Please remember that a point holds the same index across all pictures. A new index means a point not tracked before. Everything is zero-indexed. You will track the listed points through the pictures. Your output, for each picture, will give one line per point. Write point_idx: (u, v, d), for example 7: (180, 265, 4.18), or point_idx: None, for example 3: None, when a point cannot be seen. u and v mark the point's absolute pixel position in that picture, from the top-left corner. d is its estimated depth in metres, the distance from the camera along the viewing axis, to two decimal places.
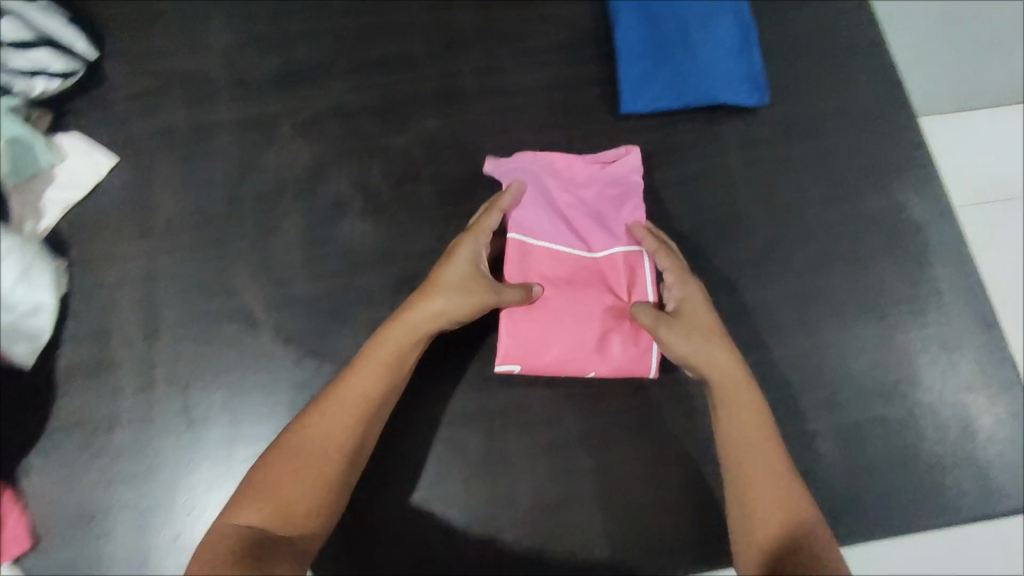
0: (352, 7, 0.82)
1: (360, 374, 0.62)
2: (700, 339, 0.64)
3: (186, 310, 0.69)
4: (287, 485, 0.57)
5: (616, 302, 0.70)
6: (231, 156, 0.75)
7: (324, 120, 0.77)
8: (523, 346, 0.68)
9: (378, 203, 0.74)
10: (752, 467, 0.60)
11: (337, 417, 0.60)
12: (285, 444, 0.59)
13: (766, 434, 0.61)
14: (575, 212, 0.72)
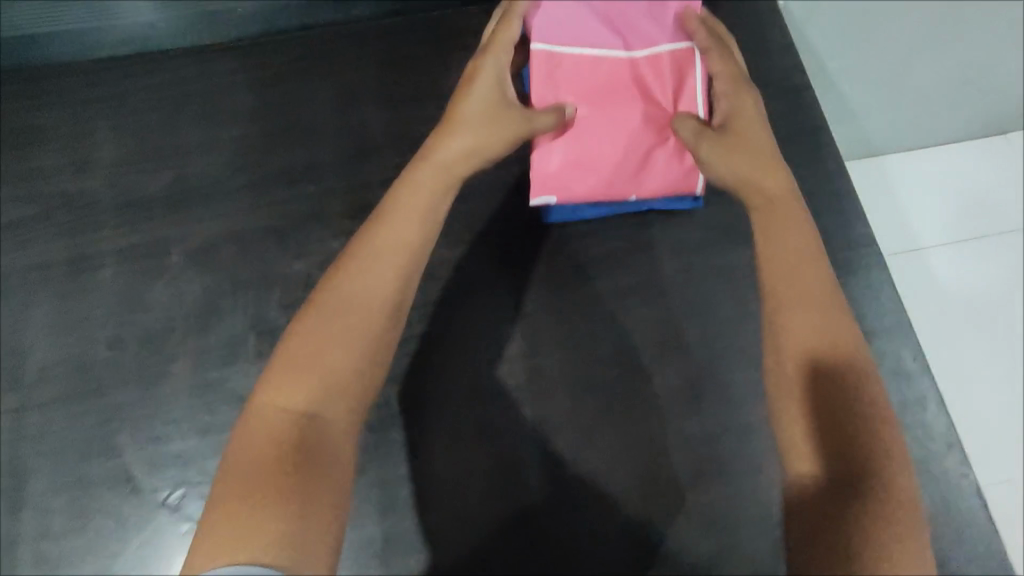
0: (248, 112, 0.76)
1: (397, 222, 0.53)
2: (748, 160, 0.59)
3: (51, 476, 0.62)
4: (326, 346, 0.47)
5: (658, 115, 0.67)
6: (108, 287, 0.69)
7: (219, 246, 0.71)
8: (562, 168, 0.67)
9: (275, 339, 0.67)
10: (807, 318, 0.50)
11: (378, 272, 0.50)
12: (321, 303, 0.49)
13: (819, 276, 0.52)
14: (612, 16, 0.67)
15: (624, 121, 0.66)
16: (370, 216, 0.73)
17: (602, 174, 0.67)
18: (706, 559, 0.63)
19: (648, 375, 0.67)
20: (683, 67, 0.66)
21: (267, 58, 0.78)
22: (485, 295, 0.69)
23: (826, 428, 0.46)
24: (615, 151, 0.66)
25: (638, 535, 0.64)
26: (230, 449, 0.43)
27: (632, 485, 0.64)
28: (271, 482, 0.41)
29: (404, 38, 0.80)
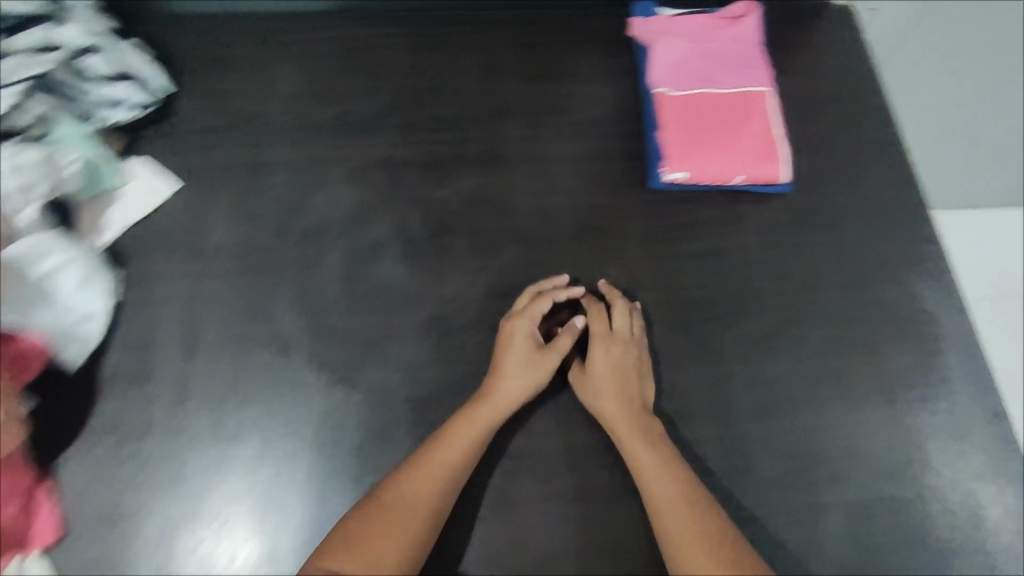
0: (405, 67, 0.90)
1: (445, 443, 0.66)
2: (610, 393, 0.70)
3: (223, 327, 0.74)
4: (375, 534, 0.61)
5: (751, 128, 0.84)
6: (279, 181, 0.81)
7: (371, 169, 0.83)
8: (681, 155, 0.82)
9: (416, 249, 0.78)
10: (676, 526, 0.63)
11: (428, 479, 0.64)
12: (375, 499, 0.63)
13: (689, 486, 0.65)
14: (707, 63, 0.88)
15: (738, 120, 0.84)
16: (501, 163, 0.84)
17: (723, 154, 0.82)
18: (770, 487, 0.72)
19: (731, 321, 0.78)
20: (763, 101, 0.86)
21: (425, 28, 0.92)
22: (595, 240, 0.81)
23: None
24: (727, 140, 0.83)
25: (712, 455, 0.73)
26: None
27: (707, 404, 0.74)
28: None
29: (540, 26, 0.94)
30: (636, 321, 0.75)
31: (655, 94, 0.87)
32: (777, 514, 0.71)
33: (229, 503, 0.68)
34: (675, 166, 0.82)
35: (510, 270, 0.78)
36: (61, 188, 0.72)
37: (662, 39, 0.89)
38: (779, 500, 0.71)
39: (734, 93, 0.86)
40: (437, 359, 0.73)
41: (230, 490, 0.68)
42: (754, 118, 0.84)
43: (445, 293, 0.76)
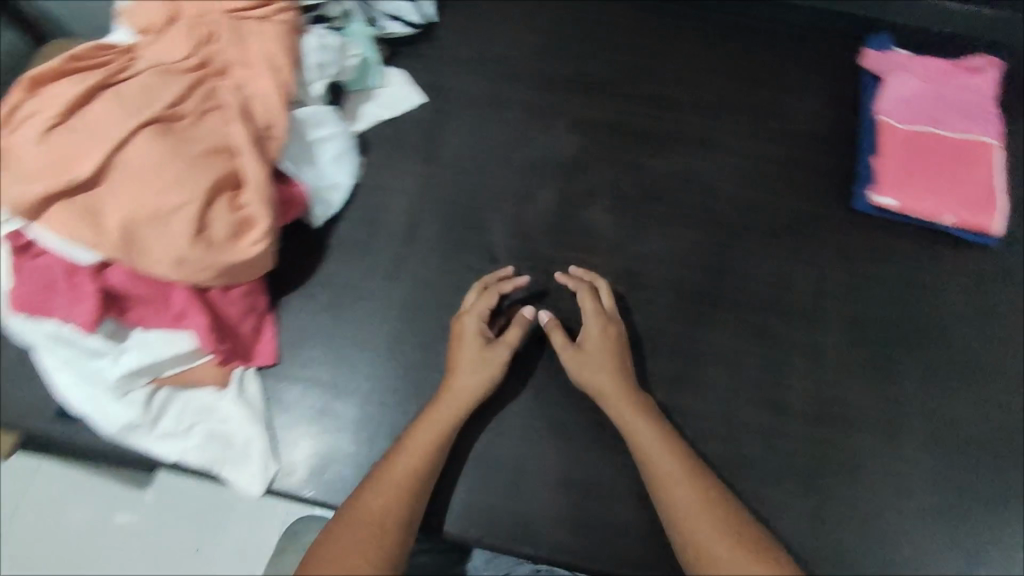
0: (639, 47, 0.97)
1: (409, 455, 0.65)
2: (604, 366, 0.71)
3: (440, 224, 0.82)
4: (345, 527, 0.58)
5: (969, 174, 0.85)
6: (513, 120, 0.91)
7: (595, 128, 0.92)
8: (891, 185, 0.85)
9: (623, 207, 0.87)
10: (681, 498, 0.63)
11: (394, 478, 0.63)
12: (339, 519, 0.59)
13: (680, 461, 0.66)
14: (936, 105, 0.89)
15: (957, 165, 0.85)
16: (712, 152, 0.91)
17: (934, 194, 0.84)
18: (907, 509, 0.74)
19: (907, 350, 0.80)
20: (988, 153, 0.86)
21: (665, 15, 0.99)
22: (790, 241, 0.86)
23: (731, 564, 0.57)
24: (941, 181, 0.85)
25: (857, 465, 0.75)
26: None
27: (863, 418, 0.77)
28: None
29: (775, 32, 0.97)
30: (608, 306, 0.75)
31: (876, 124, 0.90)
32: (909, 538, 0.73)
33: (418, 372, 0.74)
34: (882, 194, 0.85)
35: (700, 248, 0.85)
36: (342, 75, 0.83)
37: (894, 74, 0.92)
38: (913, 525, 0.73)
39: (959, 138, 0.87)
40: (624, 305, 0.80)
41: (419, 363, 0.75)
42: (974, 167, 0.85)
43: (640, 251, 0.84)
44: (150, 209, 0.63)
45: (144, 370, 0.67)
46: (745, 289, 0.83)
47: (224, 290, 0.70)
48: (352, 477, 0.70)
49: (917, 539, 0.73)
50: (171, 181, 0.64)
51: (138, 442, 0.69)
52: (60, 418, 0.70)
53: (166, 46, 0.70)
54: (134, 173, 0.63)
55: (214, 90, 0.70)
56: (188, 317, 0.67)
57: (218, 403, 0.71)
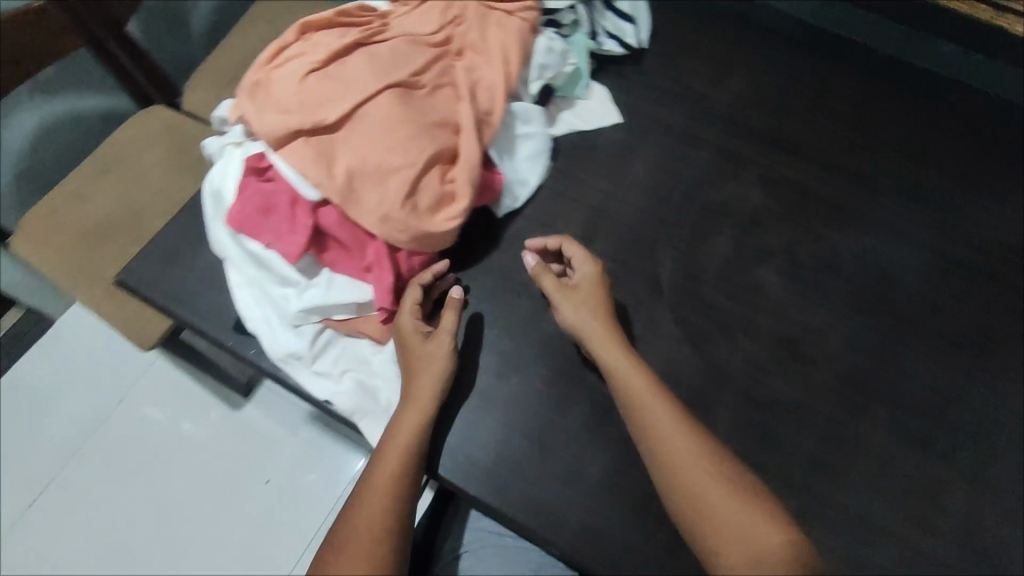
0: (844, 115, 0.95)
1: (384, 464, 0.65)
2: (589, 304, 0.73)
3: (612, 245, 0.84)
4: (351, 532, 0.61)
5: None
6: (702, 158, 0.91)
7: (782, 186, 0.90)
8: None
9: (796, 271, 0.84)
10: (675, 444, 0.64)
11: (382, 482, 0.64)
12: (332, 540, 0.61)
13: (663, 402, 0.66)
14: None
15: None
16: (902, 238, 0.87)
17: None
18: None
19: None
20: None
21: (877, 93, 0.96)
22: (971, 354, 0.79)
23: (740, 548, 0.58)
24: None
25: None
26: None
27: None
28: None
29: (992, 134, 0.93)
30: (588, 261, 0.75)
31: None
32: None
33: (568, 377, 0.75)
34: None
35: (871, 332, 0.80)
36: (557, 79, 0.87)
37: None
38: None
39: None
40: (779, 370, 0.77)
41: (568, 369, 0.76)
42: None
43: (806, 322, 0.81)
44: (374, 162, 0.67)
45: (320, 308, 0.70)
46: (914, 391, 0.77)
47: (410, 255, 0.73)
48: (490, 460, 0.72)
49: None
50: (399, 141, 0.68)
51: (294, 373, 0.72)
52: (235, 331, 0.75)
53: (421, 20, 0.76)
54: (371, 128, 0.68)
55: (450, 68, 0.75)
56: (373, 271, 0.70)
57: (373, 358, 0.73)
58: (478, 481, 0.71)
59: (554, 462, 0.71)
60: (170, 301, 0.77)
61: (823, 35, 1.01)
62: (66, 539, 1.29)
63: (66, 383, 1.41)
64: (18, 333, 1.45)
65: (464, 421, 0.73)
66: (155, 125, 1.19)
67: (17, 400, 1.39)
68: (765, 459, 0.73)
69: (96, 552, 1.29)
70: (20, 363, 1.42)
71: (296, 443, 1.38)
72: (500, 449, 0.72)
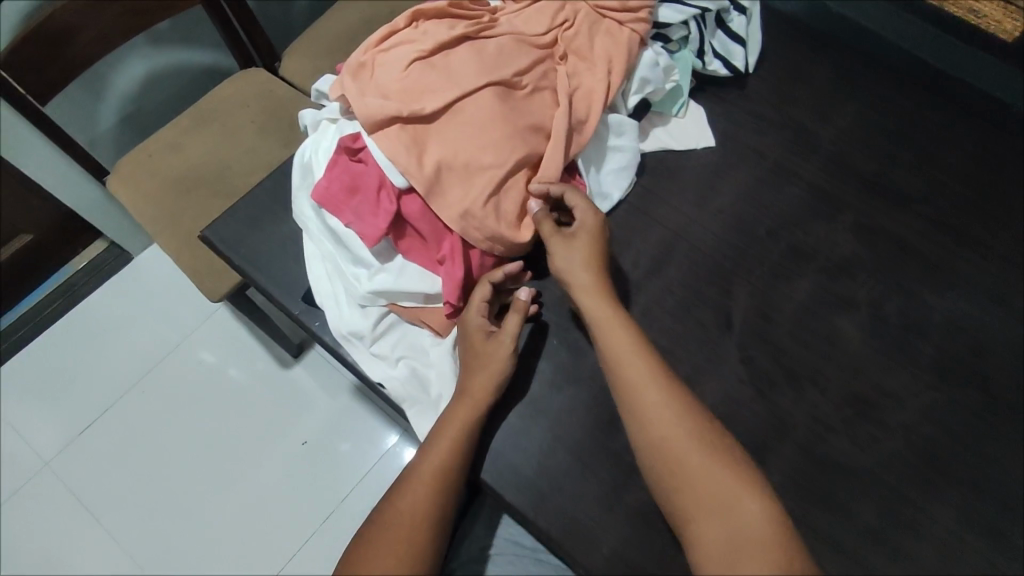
0: (955, 170, 0.89)
1: (431, 456, 0.66)
2: (580, 262, 0.71)
3: (685, 271, 0.81)
4: (388, 524, 0.63)
5: None
6: (794, 195, 0.87)
7: (877, 237, 0.84)
8: None
9: (879, 329, 0.79)
10: (654, 408, 0.65)
11: (425, 480, 0.65)
12: (375, 521, 0.64)
13: (648, 364, 0.67)
14: None
15: None
16: (1001, 311, 0.81)
17: None
18: None
19: None
20: None
21: (995, 152, 0.90)
22: None
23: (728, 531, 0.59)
24: None
25: None
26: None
27: None
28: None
29: None
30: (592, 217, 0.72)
31: None
32: None
33: None
34: None
35: (951, 407, 0.75)
36: (655, 95, 0.85)
37: None
38: None
39: None
40: (845, 430, 0.73)
41: None
42: None
43: (881, 383, 0.76)
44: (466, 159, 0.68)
45: (387, 292, 0.71)
46: (994, 478, 0.72)
47: (485, 254, 0.72)
48: (531, 469, 0.70)
49: None
50: (492, 140, 0.69)
51: (354, 352, 0.73)
52: (303, 301, 0.77)
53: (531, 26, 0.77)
54: (467, 125, 0.69)
55: (550, 74, 0.75)
56: (445, 265, 0.70)
57: (431, 349, 0.73)
58: (518, 490, 0.69)
59: (596, 485, 0.69)
60: (247, 262, 0.79)
61: (944, 83, 0.95)
62: (114, 466, 1.37)
63: (134, 320, 1.49)
64: (99, 266, 1.54)
65: (512, 426, 0.72)
66: (253, 89, 1.24)
67: (88, 327, 1.48)
68: (820, 521, 0.69)
69: (138, 483, 1.35)
70: (96, 294, 1.51)
71: (338, 412, 1.42)
72: (544, 459, 0.71)
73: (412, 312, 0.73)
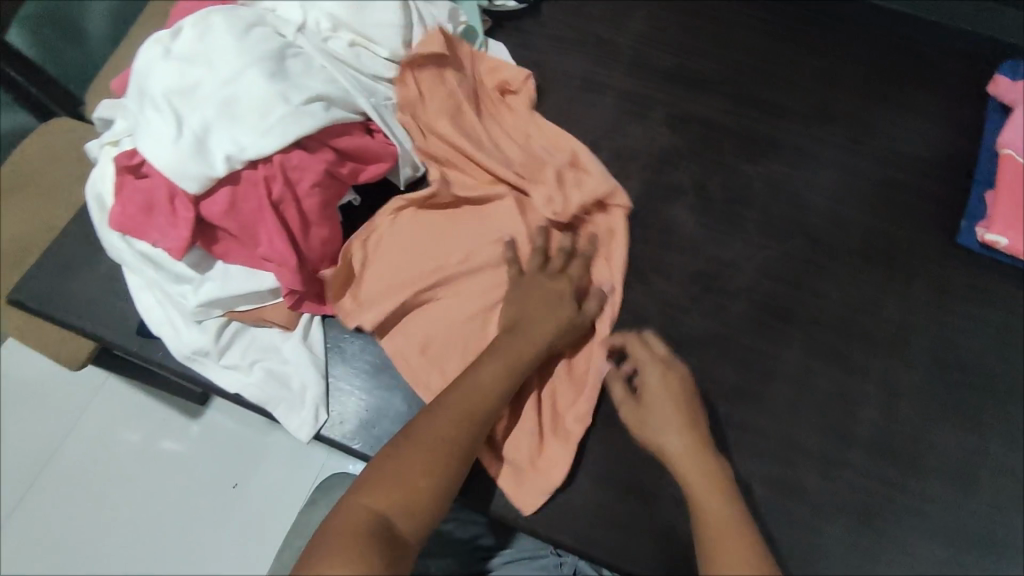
0: (749, 43, 0.93)
1: (483, 372, 0.63)
2: (670, 420, 0.65)
3: None
4: (407, 451, 0.57)
5: None
6: (605, 104, 0.89)
7: (690, 124, 0.88)
8: (1012, 221, 0.79)
9: (706, 207, 0.83)
10: (717, 522, 0.60)
11: (471, 399, 0.61)
12: (408, 435, 0.58)
13: (719, 489, 0.62)
14: None
15: None
16: (810, 160, 0.86)
17: None
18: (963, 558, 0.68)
19: (1000, 399, 0.74)
20: None
21: (780, 17, 0.95)
22: (884, 266, 0.80)
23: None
24: None
25: (922, 507, 0.69)
26: (330, 517, 0.54)
27: (935, 462, 0.71)
28: (393, 551, 0.52)
29: (896, 48, 0.92)
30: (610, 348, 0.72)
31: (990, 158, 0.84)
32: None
33: None
34: (999, 230, 0.79)
35: (782, 259, 0.80)
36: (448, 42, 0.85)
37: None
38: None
39: None
40: (692, 307, 0.78)
41: None
42: None
43: (717, 255, 0.81)
44: (275, 152, 0.66)
45: (217, 302, 0.69)
46: (831, 310, 0.78)
47: (305, 234, 0.70)
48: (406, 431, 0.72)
49: None
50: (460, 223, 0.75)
51: (205, 370, 0.71)
52: (139, 334, 0.74)
53: (452, 78, 0.79)
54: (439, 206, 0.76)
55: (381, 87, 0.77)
56: (273, 261, 0.69)
57: (282, 345, 0.73)
58: None
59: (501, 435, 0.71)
60: (73, 314, 0.75)
61: None
62: None
63: None
64: None
65: (381, 396, 0.73)
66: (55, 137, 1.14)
67: None
68: None
69: None
70: None
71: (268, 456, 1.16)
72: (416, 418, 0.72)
73: (251, 315, 0.72)
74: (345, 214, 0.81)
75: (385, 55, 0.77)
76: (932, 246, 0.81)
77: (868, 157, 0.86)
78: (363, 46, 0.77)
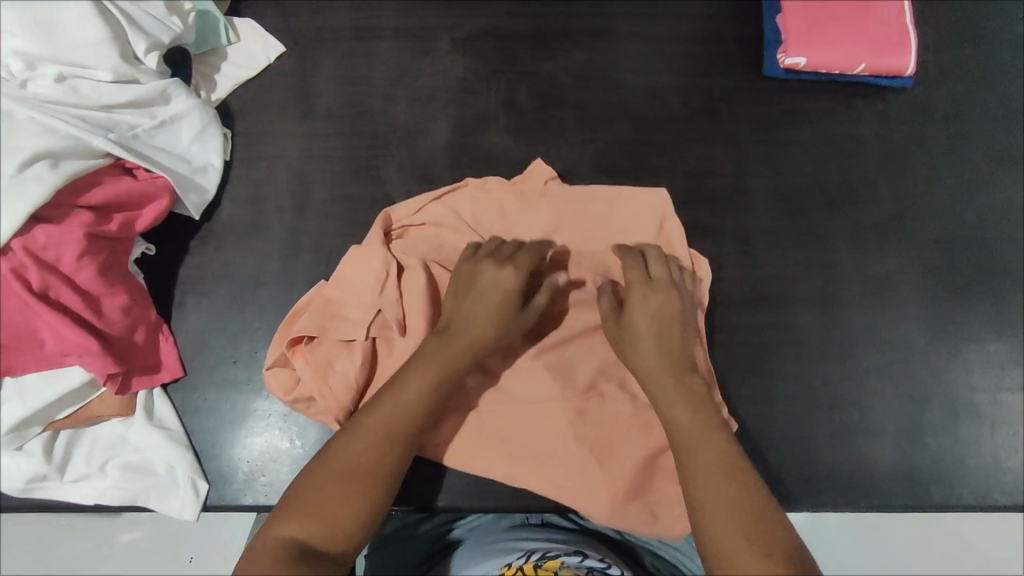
0: None
1: (423, 372, 0.61)
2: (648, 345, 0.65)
3: (329, 188, 0.76)
4: (323, 468, 0.54)
5: (878, 15, 0.79)
6: (385, 49, 0.81)
7: (479, 41, 0.82)
8: (809, 35, 0.79)
9: (521, 125, 0.79)
10: (701, 481, 0.55)
11: (409, 398, 0.59)
12: (326, 455, 0.55)
13: (710, 437, 0.58)
14: None
15: (868, 8, 0.80)
16: (609, 41, 0.82)
17: (848, 42, 0.78)
18: (840, 371, 0.72)
19: (838, 212, 0.77)
20: None
21: None
22: (706, 123, 0.80)
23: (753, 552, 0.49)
24: (857, 28, 0.79)
25: (792, 339, 0.73)
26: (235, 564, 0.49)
27: (796, 292, 0.74)
28: (293, 571, 0.47)
29: None
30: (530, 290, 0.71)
31: None
32: (848, 400, 0.71)
33: None
34: (797, 50, 0.78)
35: (609, 153, 0.79)
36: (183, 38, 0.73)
37: None
38: (849, 384, 0.72)
39: None
40: None
41: None
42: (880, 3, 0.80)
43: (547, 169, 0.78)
44: (11, 239, 0.57)
45: (27, 420, 0.60)
46: (670, 186, 0.78)
47: (100, 313, 0.62)
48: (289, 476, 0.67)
49: (858, 401, 0.71)
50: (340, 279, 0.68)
51: (51, 493, 0.63)
52: None
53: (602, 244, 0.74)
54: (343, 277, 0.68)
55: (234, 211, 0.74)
56: (72, 354, 0.60)
57: (129, 433, 0.65)
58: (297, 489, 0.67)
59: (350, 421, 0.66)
60: None
61: None
62: None
63: None
64: None
65: (253, 447, 0.67)
66: None
67: None
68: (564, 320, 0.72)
69: None
70: None
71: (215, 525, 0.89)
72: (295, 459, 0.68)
73: (79, 417, 0.63)
74: (145, 267, 0.71)
75: (109, 79, 0.66)
76: (742, 87, 0.81)
77: (664, 19, 0.83)
78: (78, 77, 0.65)
